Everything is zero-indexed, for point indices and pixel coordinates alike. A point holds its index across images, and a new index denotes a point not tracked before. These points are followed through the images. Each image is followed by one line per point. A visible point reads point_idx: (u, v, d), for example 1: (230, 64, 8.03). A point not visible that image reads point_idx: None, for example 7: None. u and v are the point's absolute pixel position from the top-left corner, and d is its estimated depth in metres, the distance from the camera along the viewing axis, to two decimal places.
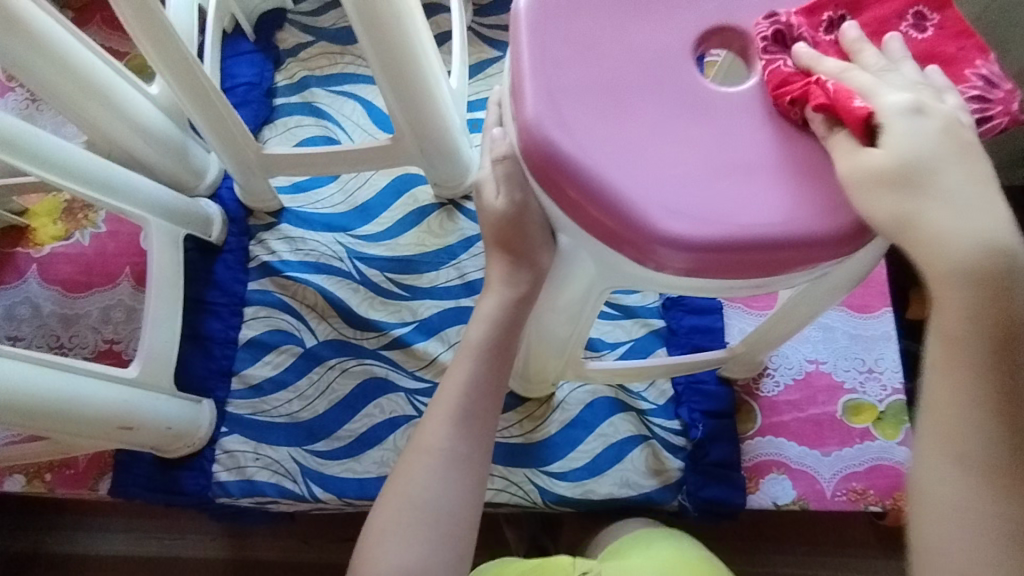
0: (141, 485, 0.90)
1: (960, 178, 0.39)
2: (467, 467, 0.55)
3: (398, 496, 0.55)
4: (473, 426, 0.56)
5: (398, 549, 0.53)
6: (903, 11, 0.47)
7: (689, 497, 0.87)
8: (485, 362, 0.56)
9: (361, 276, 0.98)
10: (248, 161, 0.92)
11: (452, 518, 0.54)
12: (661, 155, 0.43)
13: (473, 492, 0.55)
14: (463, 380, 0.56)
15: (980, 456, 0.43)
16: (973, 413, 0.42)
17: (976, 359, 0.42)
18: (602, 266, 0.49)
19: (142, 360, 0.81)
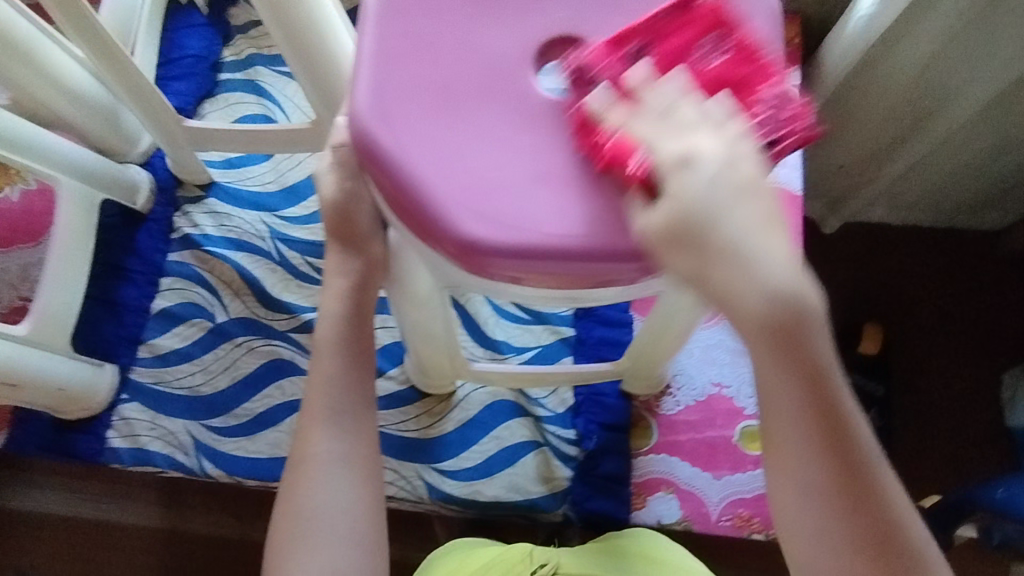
0: (36, 443, 0.91)
1: (737, 226, 0.41)
2: (349, 463, 0.56)
3: (289, 511, 0.55)
4: (344, 421, 0.56)
5: (302, 559, 0.54)
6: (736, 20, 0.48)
7: (573, 506, 0.88)
8: (342, 356, 0.56)
9: (281, 257, 0.98)
10: (172, 133, 0.92)
11: (348, 519, 0.55)
12: (484, 161, 0.44)
13: (363, 486, 0.56)
14: (325, 373, 0.56)
15: (823, 491, 0.46)
16: (809, 453, 0.46)
17: (797, 404, 0.45)
18: (432, 265, 0.49)
19: (36, 318, 0.82)
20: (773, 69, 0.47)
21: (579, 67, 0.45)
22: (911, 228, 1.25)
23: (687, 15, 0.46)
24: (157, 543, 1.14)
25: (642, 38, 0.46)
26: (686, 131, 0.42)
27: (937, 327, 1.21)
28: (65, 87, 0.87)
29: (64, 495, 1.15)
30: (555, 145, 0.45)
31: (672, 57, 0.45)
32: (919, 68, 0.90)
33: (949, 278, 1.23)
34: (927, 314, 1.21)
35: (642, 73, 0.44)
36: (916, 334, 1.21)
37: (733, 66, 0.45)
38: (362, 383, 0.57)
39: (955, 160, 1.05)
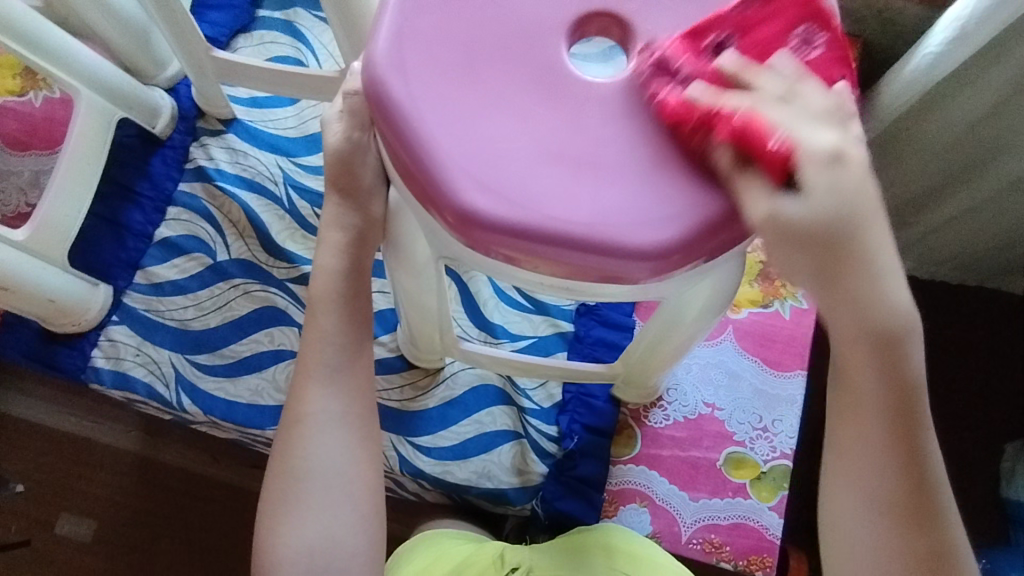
0: (21, 351, 0.90)
1: (893, 270, 0.43)
2: (346, 425, 0.57)
3: (285, 472, 0.56)
4: (341, 379, 0.56)
5: (296, 520, 0.56)
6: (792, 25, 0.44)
7: (542, 504, 0.86)
8: (337, 313, 0.55)
9: (291, 205, 0.97)
10: (201, 62, 0.90)
11: (343, 479, 0.56)
12: (496, 130, 0.42)
13: (358, 447, 0.57)
14: (319, 334, 0.55)
15: (884, 504, 0.50)
16: (885, 466, 0.50)
17: (882, 415, 0.48)
18: (428, 231, 0.46)
19: (35, 225, 0.81)
20: (814, 81, 0.44)
21: (657, 59, 0.43)
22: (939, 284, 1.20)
23: (775, 3, 0.44)
24: (131, 470, 1.15)
25: (727, 29, 0.44)
26: (804, 131, 0.41)
27: (945, 386, 1.17)
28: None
29: (52, 404, 1.15)
30: (573, 123, 0.42)
31: (759, 47, 0.44)
32: (978, 116, 0.85)
33: (968, 339, 1.19)
34: (937, 372, 1.17)
35: (703, 90, 0.41)
36: (925, 390, 1.16)
37: (827, 62, 0.44)
38: (350, 344, 0.56)
39: (998, 221, 1.00)
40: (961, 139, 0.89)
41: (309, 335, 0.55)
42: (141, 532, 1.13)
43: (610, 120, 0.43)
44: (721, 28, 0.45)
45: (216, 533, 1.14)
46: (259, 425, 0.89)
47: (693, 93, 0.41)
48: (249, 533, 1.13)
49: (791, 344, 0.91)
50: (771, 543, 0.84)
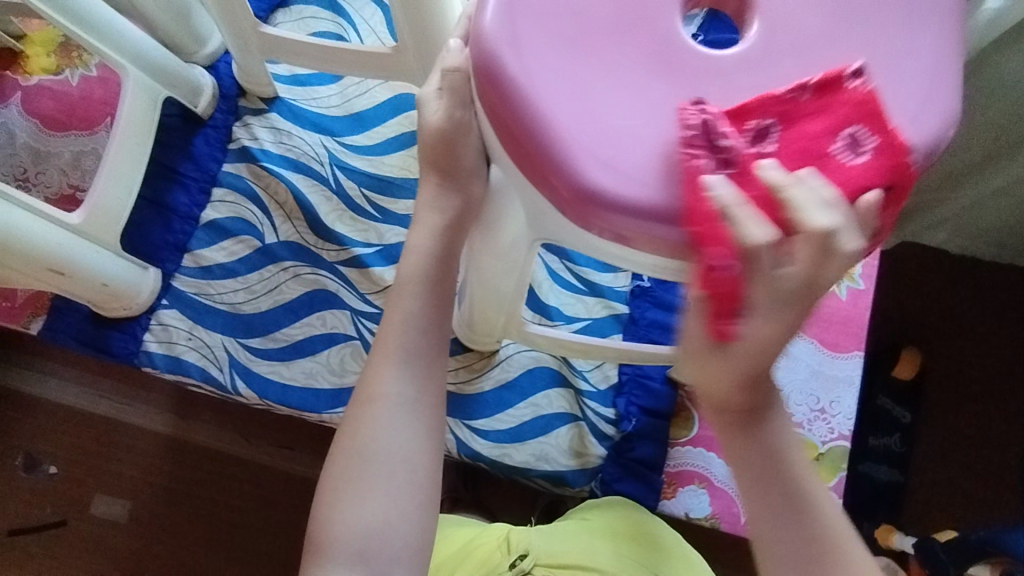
0: (71, 335, 0.89)
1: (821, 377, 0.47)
2: (415, 412, 0.53)
3: (349, 449, 0.53)
4: (416, 364, 0.54)
5: (353, 502, 0.52)
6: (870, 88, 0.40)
7: (601, 485, 0.86)
8: (422, 297, 0.53)
9: (338, 186, 0.95)
10: (245, 37, 0.87)
11: (406, 464, 0.53)
12: (616, 105, 0.40)
13: (425, 434, 0.53)
14: (401, 317, 0.53)
15: (789, 550, 0.49)
16: (784, 509, 0.49)
17: (753, 460, 0.49)
18: (534, 214, 0.45)
19: (88, 209, 0.79)
20: (945, 54, 0.42)
21: (704, 120, 0.39)
22: (968, 260, 1.17)
23: (830, 98, 0.39)
24: (162, 450, 1.14)
25: (773, 114, 0.40)
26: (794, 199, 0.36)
27: (977, 362, 1.15)
28: None
29: (84, 387, 1.15)
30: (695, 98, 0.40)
31: (800, 145, 0.39)
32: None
33: (1006, 317, 1.16)
34: (973, 349, 1.15)
35: (726, 188, 0.36)
36: (958, 369, 1.15)
37: (880, 168, 0.39)
38: (440, 326, 0.54)
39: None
40: (1001, 117, 0.84)
41: (387, 320, 0.54)
42: (173, 512, 1.13)
43: (733, 95, 0.41)
44: None
45: (249, 514, 1.12)
46: (315, 409, 0.88)
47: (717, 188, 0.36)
48: (283, 513, 1.12)
49: (848, 326, 0.90)
50: None
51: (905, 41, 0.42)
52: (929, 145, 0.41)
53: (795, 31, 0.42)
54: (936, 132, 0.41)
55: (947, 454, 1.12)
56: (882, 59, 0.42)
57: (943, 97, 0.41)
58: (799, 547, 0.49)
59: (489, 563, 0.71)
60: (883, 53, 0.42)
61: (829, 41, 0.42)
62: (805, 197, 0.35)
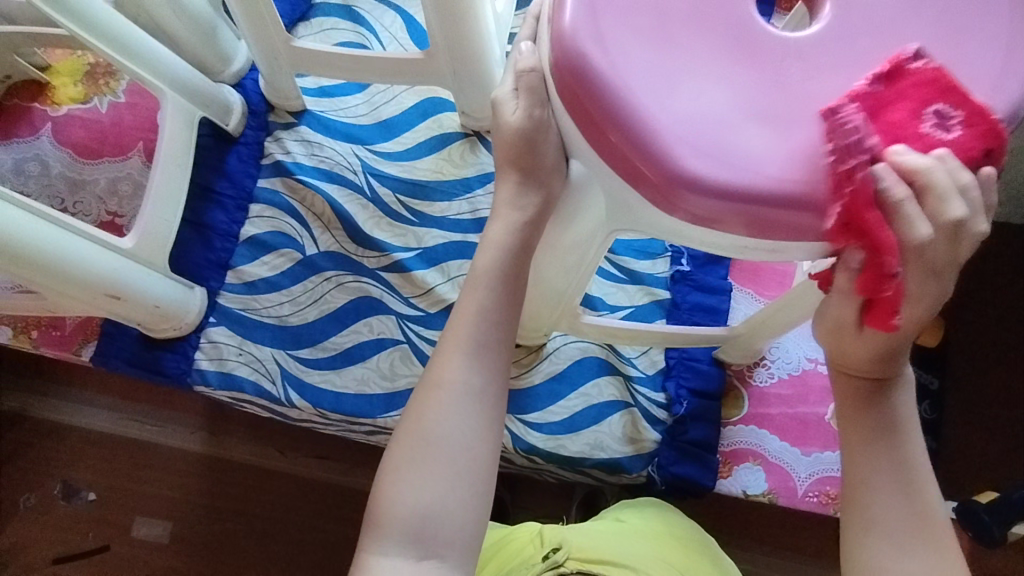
0: (124, 358, 0.91)
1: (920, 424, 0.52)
2: (481, 402, 0.50)
3: (411, 430, 0.49)
4: (489, 357, 0.51)
5: (412, 485, 0.48)
6: (921, 105, 0.39)
7: (658, 470, 0.87)
8: (496, 290, 0.52)
9: (373, 193, 0.96)
10: (276, 52, 0.88)
11: (466, 452, 0.49)
12: (703, 92, 0.41)
13: (487, 426, 0.50)
14: (475, 307, 0.51)
15: (894, 512, 0.50)
16: (899, 513, 0.50)
17: (876, 431, 0.51)
18: (615, 203, 0.47)
19: (138, 233, 0.81)
20: (1017, 20, 0.43)
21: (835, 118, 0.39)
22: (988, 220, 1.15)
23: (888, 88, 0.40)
24: (197, 469, 1.13)
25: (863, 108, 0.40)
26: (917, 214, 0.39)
27: (1007, 323, 1.13)
28: None
29: (117, 412, 1.15)
30: (777, 79, 0.42)
31: (894, 131, 0.39)
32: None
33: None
34: (1002, 312, 1.13)
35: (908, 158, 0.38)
36: (985, 333, 1.13)
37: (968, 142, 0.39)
38: (509, 321, 0.52)
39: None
40: None
41: (457, 312, 0.52)
42: (212, 530, 1.11)
43: (816, 74, 0.42)
44: None
45: (288, 528, 1.10)
46: (369, 414, 0.89)
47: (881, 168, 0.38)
48: (325, 525, 1.10)
49: None
50: None
51: (975, 10, 0.43)
52: (1010, 109, 0.42)
53: (866, 7, 0.43)
54: (1016, 96, 0.42)
55: (994, 417, 1.10)
56: (955, 28, 0.43)
57: (1020, 62, 0.42)
58: (908, 516, 0.50)
59: (525, 555, 0.70)
60: (955, 23, 0.43)
61: (901, 15, 0.43)
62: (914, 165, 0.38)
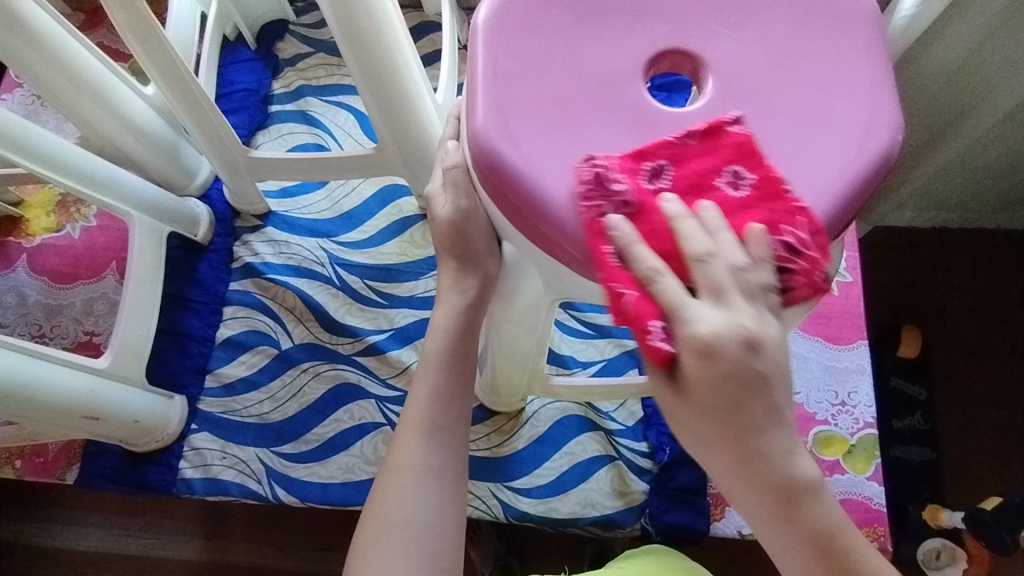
0: (108, 477, 0.91)
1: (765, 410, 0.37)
2: (441, 481, 0.51)
3: (375, 515, 0.50)
4: (445, 436, 0.52)
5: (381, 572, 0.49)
6: (721, 168, 0.44)
7: (651, 521, 0.87)
8: (447, 372, 0.54)
9: (342, 282, 0.99)
10: (236, 163, 0.94)
11: (433, 533, 0.50)
12: None
13: (451, 505, 0.51)
14: (427, 391, 0.53)
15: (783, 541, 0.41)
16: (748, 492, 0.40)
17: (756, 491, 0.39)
18: (548, 276, 0.50)
19: (114, 352, 0.84)
20: (876, 75, 0.48)
21: (596, 172, 0.43)
22: (936, 232, 1.19)
23: (715, 142, 0.45)
24: None
25: (665, 158, 0.44)
26: (724, 304, 0.37)
27: (973, 327, 1.15)
28: (130, 122, 0.88)
29: (105, 530, 1.13)
30: None
31: (692, 185, 0.44)
32: (954, 67, 0.88)
33: (985, 282, 1.17)
34: (966, 316, 1.16)
35: (677, 202, 0.40)
36: (956, 339, 1.15)
37: (759, 200, 0.43)
38: (465, 397, 0.54)
39: (988, 154, 1.00)
40: None
41: (412, 394, 0.53)
42: None
43: None
44: (782, 42, 0.48)
45: None
46: (357, 501, 0.90)
47: (670, 201, 0.40)
48: None
49: (847, 318, 0.95)
50: (879, 512, 0.86)
51: (840, 70, 0.48)
52: (883, 155, 0.46)
53: (746, 78, 0.48)
54: (884, 144, 0.46)
55: (983, 425, 1.11)
56: (824, 89, 0.47)
57: (883, 113, 0.47)
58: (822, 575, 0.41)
59: None
60: (825, 87, 0.47)
61: (775, 81, 0.48)
62: (696, 241, 0.38)
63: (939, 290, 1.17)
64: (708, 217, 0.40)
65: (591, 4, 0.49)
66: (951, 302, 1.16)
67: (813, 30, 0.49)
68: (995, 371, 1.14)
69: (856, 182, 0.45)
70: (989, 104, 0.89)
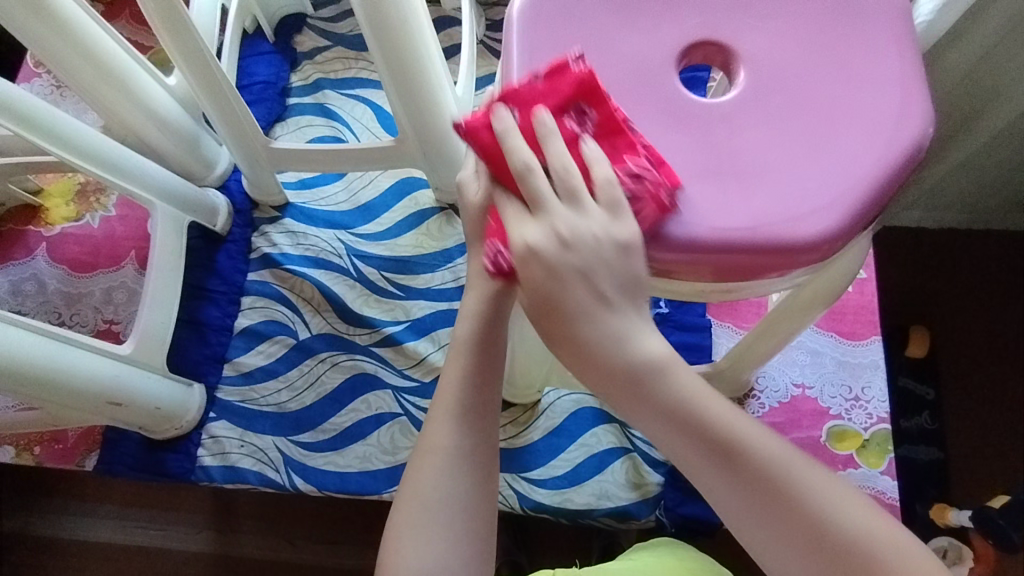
0: (127, 464, 0.92)
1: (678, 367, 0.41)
2: (469, 465, 0.52)
3: (408, 497, 0.51)
4: (476, 421, 0.53)
5: (414, 553, 0.49)
6: (565, 106, 0.44)
7: (666, 513, 0.87)
8: (475, 358, 0.55)
9: (359, 273, 1.00)
10: (257, 154, 0.94)
11: (466, 515, 0.51)
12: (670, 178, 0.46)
13: (480, 487, 0.52)
14: (457, 375, 0.53)
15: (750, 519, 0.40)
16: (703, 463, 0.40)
17: (704, 455, 0.40)
18: None
19: (136, 339, 0.85)
20: (907, 66, 0.49)
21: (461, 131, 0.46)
22: (947, 232, 1.20)
23: (557, 81, 0.45)
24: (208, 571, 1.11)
25: (523, 101, 0.45)
26: (542, 213, 0.41)
27: (984, 326, 1.16)
28: (154, 112, 0.89)
29: (119, 521, 1.14)
30: (705, 141, 0.47)
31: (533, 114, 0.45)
32: (969, 66, 0.88)
33: (997, 282, 1.18)
34: (977, 315, 1.16)
35: (525, 155, 0.42)
36: (967, 337, 1.16)
37: (604, 139, 0.45)
38: (492, 383, 0.55)
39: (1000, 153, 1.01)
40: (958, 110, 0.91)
41: (440, 380, 0.54)
42: None
43: (742, 132, 0.47)
44: (813, 33, 0.49)
45: None
46: (373, 490, 0.90)
47: (513, 155, 0.42)
48: None
49: (861, 314, 0.95)
50: (892, 506, 0.87)
51: (871, 61, 0.49)
52: (914, 145, 0.47)
53: (778, 68, 0.48)
54: (914, 135, 0.47)
55: (994, 423, 1.12)
56: (856, 80, 0.48)
57: (914, 104, 0.48)
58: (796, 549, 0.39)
59: None
60: (858, 76, 0.48)
61: (808, 72, 0.48)
62: (561, 208, 0.41)
63: (951, 289, 1.17)
64: (581, 179, 0.41)
65: None
66: (963, 300, 1.17)
67: (844, 21, 0.49)
68: (1006, 369, 1.14)
69: (889, 169, 0.46)
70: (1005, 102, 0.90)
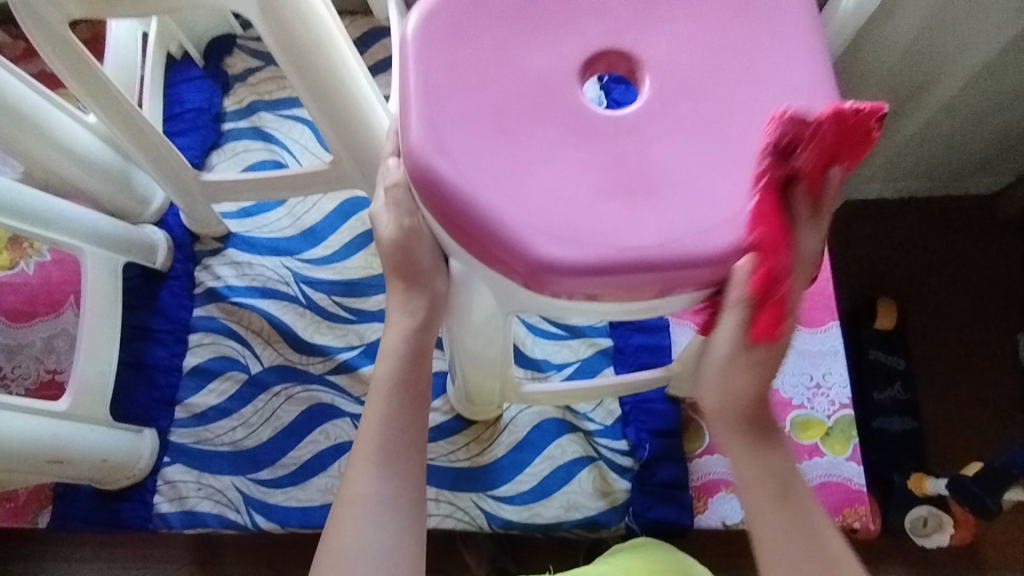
0: (82, 517, 0.89)
1: None
2: (398, 509, 0.50)
3: (329, 548, 0.49)
4: (403, 463, 0.51)
5: None
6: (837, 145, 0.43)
7: (636, 518, 0.87)
8: (403, 396, 0.53)
9: (309, 300, 0.98)
10: (189, 187, 0.91)
11: (391, 562, 0.49)
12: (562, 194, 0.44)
13: (409, 531, 0.50)
14: (379, 416, 0.52)
15: None
16: None
17: None
18: (499, 292, 0.49)
19: (74, 392, 0.82)
20: (816, 64, 0.47)
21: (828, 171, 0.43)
22: (903, 206, 1.20)
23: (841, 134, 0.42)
24: None
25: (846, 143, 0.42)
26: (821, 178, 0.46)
27: (946, 297, 1.16)
28: (75, 153, 0.85)
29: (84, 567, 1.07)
30: (613, 156, 0.45)
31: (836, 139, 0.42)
32: (904, 44, 0.87)
33: (955, 251, 1.18)
34: (937, 286, 1.16)
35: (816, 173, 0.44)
36: (929, 309, 1.16)
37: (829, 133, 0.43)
38: (426, 420, 0.53)
39: (943, 126, 1.00)
40: None
41: (370, 421, 0.52)
42: None
43: (647, 144, 0.45)
44: (717, 35, 0.48)
45: None
46: None
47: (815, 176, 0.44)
48: None
49: (817, 301, 0.95)
50: (859, 492, 0.87)
51: (778, 60, 0.47)
52: None
53: (683, 74, 0.47)
54: None
55: (961, 392, 1.12)
56: (764, 81, 0.47)
57: (823, 103, 0.46)
58: None
59: None
60: (764, 77, 0.47)
61: (714, 76, 0.47)
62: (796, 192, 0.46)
63: (911, 262, 1.17)
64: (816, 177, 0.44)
65: (522, 9, 0.48)
66: (923, 273, 1.17)
67: (749, 21, 0.48)
68: (970, 339, 1.14)
69: None
70: (943, 78, 0.89)
